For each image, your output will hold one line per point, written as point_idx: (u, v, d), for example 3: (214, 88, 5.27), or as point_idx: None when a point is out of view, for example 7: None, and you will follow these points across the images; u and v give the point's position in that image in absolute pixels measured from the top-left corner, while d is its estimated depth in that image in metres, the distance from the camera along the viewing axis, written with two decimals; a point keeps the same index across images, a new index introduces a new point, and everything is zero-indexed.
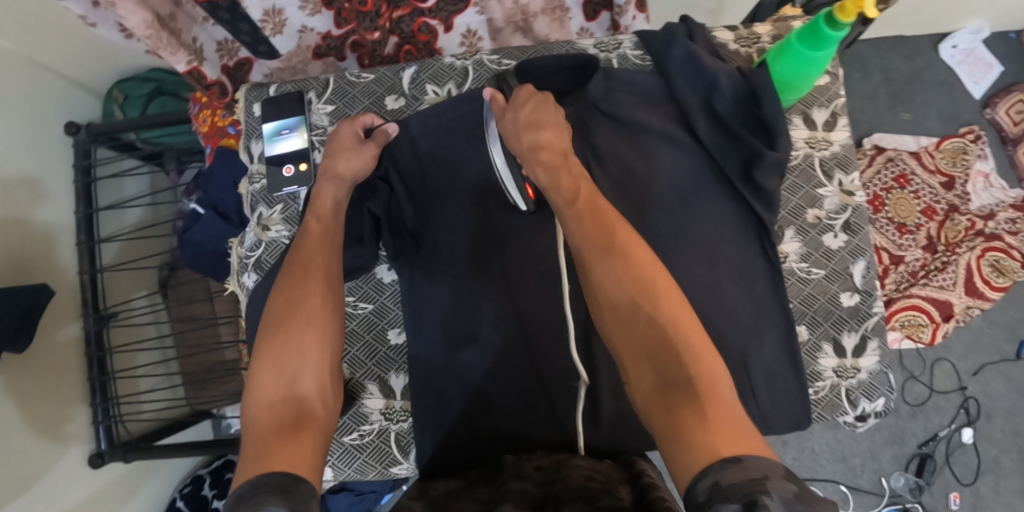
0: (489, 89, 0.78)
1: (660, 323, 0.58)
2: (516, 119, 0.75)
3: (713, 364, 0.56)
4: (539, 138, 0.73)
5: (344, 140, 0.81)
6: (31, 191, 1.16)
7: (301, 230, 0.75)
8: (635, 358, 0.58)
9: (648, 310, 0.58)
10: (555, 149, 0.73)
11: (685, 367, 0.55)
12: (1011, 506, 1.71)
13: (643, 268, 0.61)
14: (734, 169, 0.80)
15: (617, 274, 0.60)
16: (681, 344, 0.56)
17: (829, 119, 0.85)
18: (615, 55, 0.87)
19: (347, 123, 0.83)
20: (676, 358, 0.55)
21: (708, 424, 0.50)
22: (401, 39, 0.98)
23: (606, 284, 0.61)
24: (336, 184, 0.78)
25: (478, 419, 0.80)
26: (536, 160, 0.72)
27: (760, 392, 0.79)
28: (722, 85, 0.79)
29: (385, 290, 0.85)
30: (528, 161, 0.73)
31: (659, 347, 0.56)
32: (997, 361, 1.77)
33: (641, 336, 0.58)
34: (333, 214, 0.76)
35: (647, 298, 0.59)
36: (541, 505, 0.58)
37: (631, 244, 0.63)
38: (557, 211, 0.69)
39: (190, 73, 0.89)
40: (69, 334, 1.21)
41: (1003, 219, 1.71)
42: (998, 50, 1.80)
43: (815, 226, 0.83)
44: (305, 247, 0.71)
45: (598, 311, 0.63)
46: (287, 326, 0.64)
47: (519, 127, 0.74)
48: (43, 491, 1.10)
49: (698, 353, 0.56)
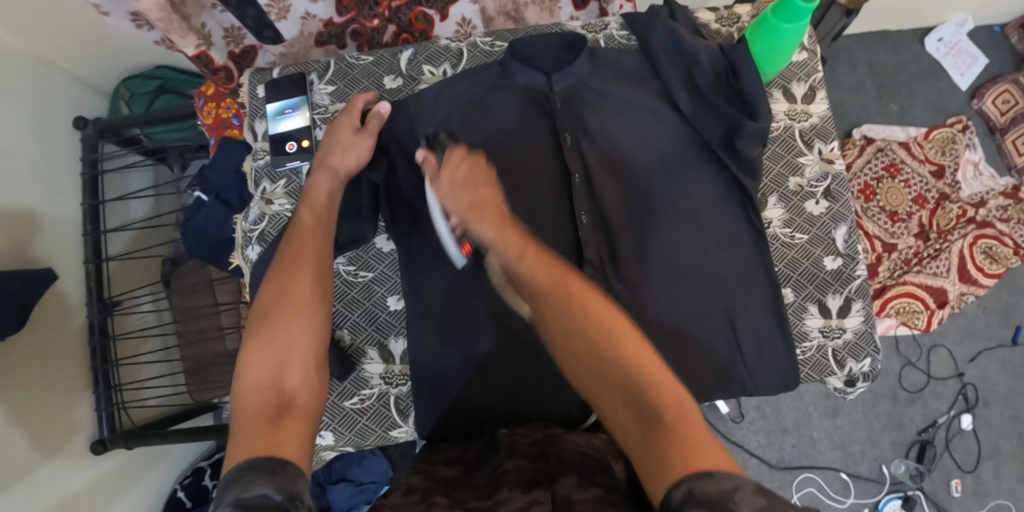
0: (421, 151, 0.73)
1: (625, 359, 0.55)
2: (452, 178, 0.70)
3: (682, 394, 0.53)
4: (477, 194, 0.69)
5: (345, 129, 0.84)
6: (40, 183, 1.20)
7: (294, 221, 0.77)
8: (611, 397, 0.55)
9: (610, 346, 0.56)
10: (495, 206, 0.68)
11: (655, 400, 0.52)
12: (1012, 492, 1.69)
13: (598, 310, 0.59)
14: (716, 138, 0.82)
15: (572, 321, 0.58)
16: (646, 381, 0.53)
17: (807, 92, 0.89)
18: (602, 35, 0.91)
19: (346, 114, 0.84)
20: (642, 397, 0.53)
21: (683, 445, 0.47)
22: (399, 28, 1.05)
23: (568, 330, 0.58)
24: (328, 180, 0.80)
25: (476, 385, 0.83)
26: (480, 219, 0.66)
27: (747, 352, 0.82)
28: (702, 61, 0.83)
29: (385, 259, 0.88)
30: (469, 221, 0.67)
31: (626, 382, 0.54)
32: (993, 347, 1.77)
33: (611, 378, 0.55)
34: (327, 208, 0.78)
35: (606, 340, 0.56)
36: (536, 481, 0.59)
37: (580, 288, 0.60)
38: (506, 268, 0.64)
39: (199, 57, 0.96)
40: (75, 323, 1.24)
41: (993, 206, 1.74)
42: (982, 43, 1.85)
43: (797, 194, 0.86)
44: (297, 240, 0.73)
45: (565, 359, 0.60)
46: (278, 314, 0.64)
47: (456, 187, 0.69)
48: (52, 476, 1.12)
49: (665, 387, 0.53)
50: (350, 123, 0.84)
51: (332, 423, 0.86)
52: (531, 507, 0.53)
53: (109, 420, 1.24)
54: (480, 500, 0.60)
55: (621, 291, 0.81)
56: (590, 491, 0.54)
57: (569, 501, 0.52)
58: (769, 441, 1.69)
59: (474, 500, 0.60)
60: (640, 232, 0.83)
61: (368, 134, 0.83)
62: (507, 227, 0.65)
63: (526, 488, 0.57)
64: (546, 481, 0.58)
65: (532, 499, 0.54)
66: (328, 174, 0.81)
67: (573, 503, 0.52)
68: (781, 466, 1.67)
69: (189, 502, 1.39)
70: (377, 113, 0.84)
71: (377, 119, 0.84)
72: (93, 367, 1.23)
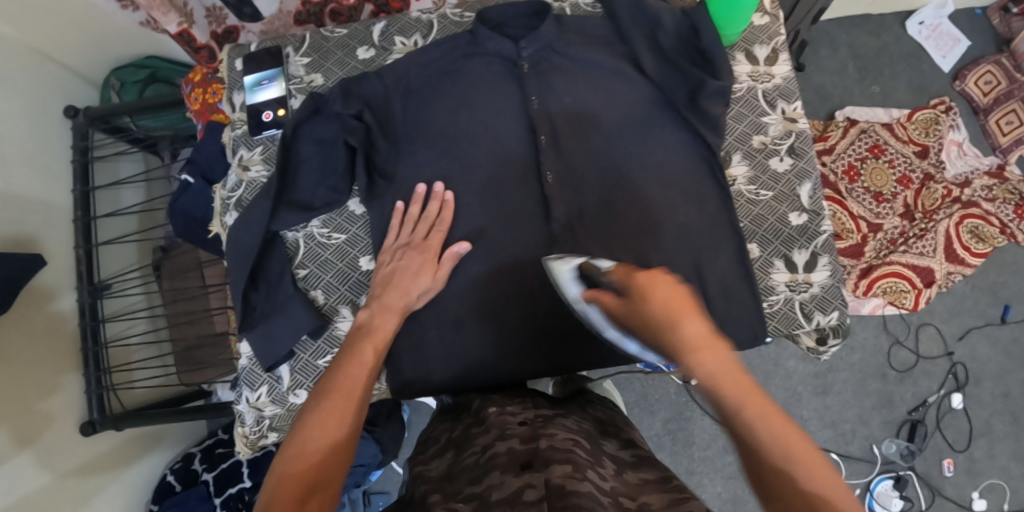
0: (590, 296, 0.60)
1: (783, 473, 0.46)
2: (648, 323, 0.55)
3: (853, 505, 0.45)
4: (668, 309, 0.55)
5: (421, 272, 0.77)
6: (32, 168, 1.23)
7: (349, 345, 0.69)
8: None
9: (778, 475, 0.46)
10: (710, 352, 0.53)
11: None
12: (1006, 471, 1.66)
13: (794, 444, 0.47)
14: (681, 98, 0.84)
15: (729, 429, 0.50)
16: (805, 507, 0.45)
17: (770, 54, 0.92)
18: (568, 4, 0.93)
19: (416, 254, 0.79)
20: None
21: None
22: (376, 7, 1.10)
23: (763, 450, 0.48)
24: (395, 317, 0.74)
25: (449, 343, 0.83)
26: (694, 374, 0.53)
27: (716, 304, 0.83)
28: (665, 23, 0.84)
29: (358, 221, 0.88)
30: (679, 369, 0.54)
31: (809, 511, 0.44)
32: (983, 325, 1.74)
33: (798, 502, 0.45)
34: (386, 342, 0.70)
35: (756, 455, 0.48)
36: (528, 464, 0.56)
37: (744, 396, 0.50)
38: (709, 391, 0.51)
39: (181, 35, 1.02)
40: (64, 304, 1.26)
41: (978, 186, 1.74)
42: (963, 26, 1.86)
43: (761, 151, 0.89)
44: (349, 375, 0.63)
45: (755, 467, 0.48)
46: (332, 397, 0.60)
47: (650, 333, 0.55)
48: (43, 449, 1.14)
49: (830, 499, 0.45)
50: (426, 263, 0.78)
51: (306, 382, 0.86)
52: (524, 491, 0.51)
53: (98, 402, 1.26)
54: (472, 485, 0.57)
55: (591, 247, 0.83)
56: (583, 486, 0.51)
57: (564, 490, 0.49)
58: None
59: (466, 487, 0.57)
60: (609, 189, 0.85)
61: (443, 278, 0.79)
62: (709, 346, 0.52)
63: (519, 471, 0.55)
64: (539, 463, 0.55)
65: (525, 485, 0.51)
66: (393, 313, 0.73)
67: (569, 495, 0.49)
68: None
69: (179, 486, 1.39)
70: (454, 253, 0.79)
71: (451, 257, 0.79)
72: (83, 349, 1.26)
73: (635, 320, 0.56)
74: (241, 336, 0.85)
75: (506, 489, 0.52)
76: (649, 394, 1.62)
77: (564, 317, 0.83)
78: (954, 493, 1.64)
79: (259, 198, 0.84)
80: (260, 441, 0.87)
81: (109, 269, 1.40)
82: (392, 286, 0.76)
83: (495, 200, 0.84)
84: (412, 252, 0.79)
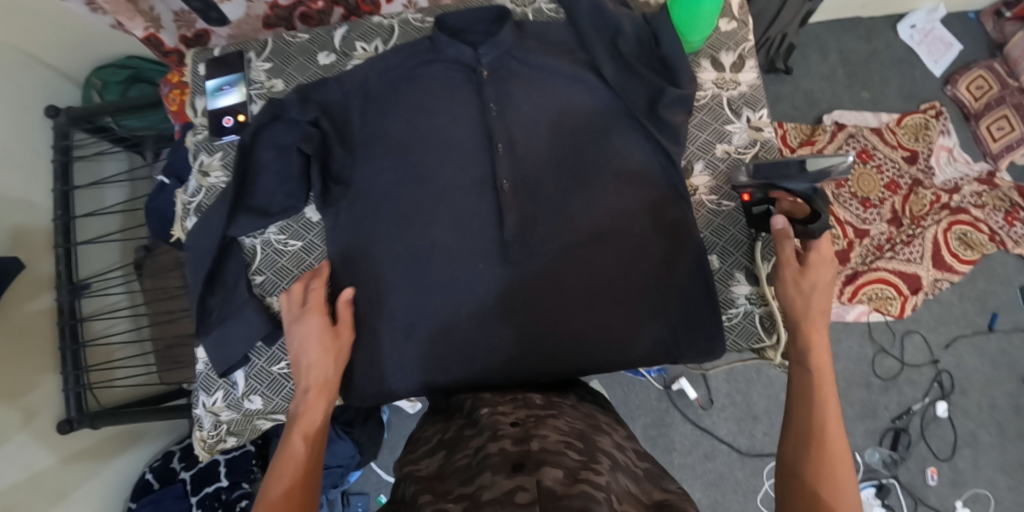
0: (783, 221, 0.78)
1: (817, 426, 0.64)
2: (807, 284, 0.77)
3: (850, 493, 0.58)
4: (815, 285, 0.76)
5: (321, 336, 0.79)
6: (10, 166, 1.22)
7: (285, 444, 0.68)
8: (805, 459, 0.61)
9: (812, 433, 0.63)
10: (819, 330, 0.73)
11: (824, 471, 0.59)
12: (991, 481, 1.62)
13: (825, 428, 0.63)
14: (641, 104, 0.83)
15: (798, 398, 0.68)
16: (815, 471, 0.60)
17: (736, 61, 0.92)
18: (531, 9, 0.94)
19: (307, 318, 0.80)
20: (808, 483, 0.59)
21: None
22: (346, 11, 1.12)
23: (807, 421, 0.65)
24: (322, 398, 0.75)
25: (403, 347, 0.84)
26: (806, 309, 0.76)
27: (672, 313, 0.84)
28: (625, 29, 0.84)
29: (313, 229, 0.89)
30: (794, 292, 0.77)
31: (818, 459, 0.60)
32: (969, 334, 1.70)
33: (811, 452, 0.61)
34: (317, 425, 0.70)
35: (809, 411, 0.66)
36: (520, 465, 0.56)
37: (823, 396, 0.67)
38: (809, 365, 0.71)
39: (149, 39, 1.05)
40: (43, 303, 1.26)
41: (968, 193, 1.70)
42: (955, 30, 1.83)
43: (724, 160, 0.89)
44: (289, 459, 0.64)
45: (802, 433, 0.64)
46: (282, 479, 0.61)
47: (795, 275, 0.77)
48: (15, 450, 1.12)
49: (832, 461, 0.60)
50: (320, 325, 0.79)
51: (261, 388, 0.87)
52: (515, 493, 0.52)
53: (76, 400, 1.26)
54: (462, 485, 0.58)
55: (547, 251, 0.83)
56: (576, 488, 0.52)
57: (556, 494, 0.52)
58: (739, 428, 1.59)
59: (457, 488, 0.58)
60: (568, 195, 0.84)
61: (344, 333, 0.81)
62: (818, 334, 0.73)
63: (510, 472, 0.55)
64: (530, 465, 0.56)
65: (515, 488, 0.52)
66: (319, 394, 0.75)
67: (560, 498, 0.51)
68: (753, 454, 1.58)
69: (157, 484, 1.38)
70: (342, 300, 0.81)
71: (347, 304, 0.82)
72: (62, 347, 1.25)
73: (781, 273, 0.79)
74: (199, 341, 0.86)
75: (497, 489, 0.53)
76: (630, 398, 1.61)
77: (517, 325, 0.83)
78: (937, 502, 1.61)
79: (216, 203, 0.84)
80: (218, 445, 0.89)
81: (89, 268, 1.39)
82: (304, 368, 0.77)
83: (448, 207, 0.84)
84: (300, 324, 0.80)
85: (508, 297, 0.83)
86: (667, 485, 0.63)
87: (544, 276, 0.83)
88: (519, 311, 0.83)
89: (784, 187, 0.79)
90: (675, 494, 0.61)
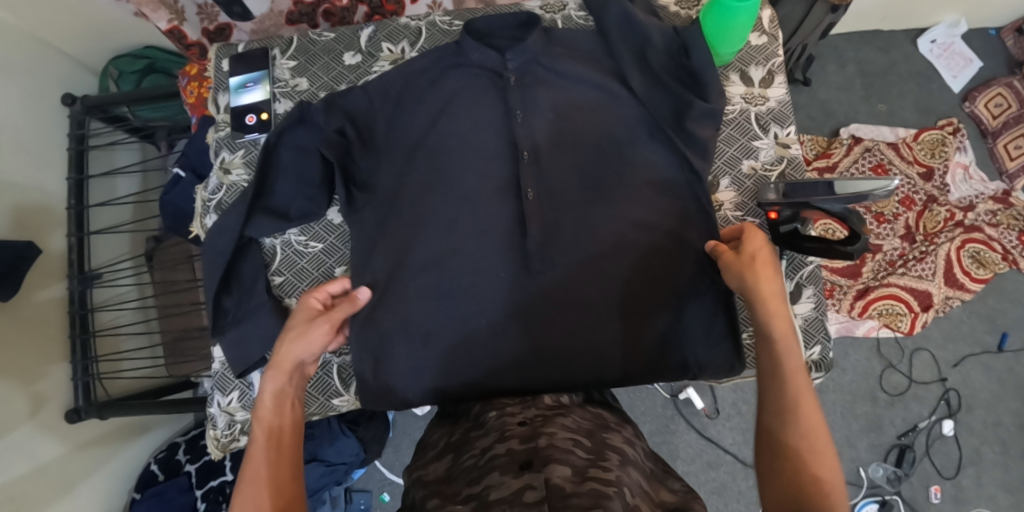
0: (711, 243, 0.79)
1: (802, 439, 0.61)
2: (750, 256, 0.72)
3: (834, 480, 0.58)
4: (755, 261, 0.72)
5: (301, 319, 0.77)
6: (24, 155, 1.21)
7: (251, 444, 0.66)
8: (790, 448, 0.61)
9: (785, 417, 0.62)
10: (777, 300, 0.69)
11: (810, 468, 0.59)
12: (994, 501, 1.59)
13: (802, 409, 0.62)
14: (667, 118, 0.83)
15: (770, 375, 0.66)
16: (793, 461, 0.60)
17: (765, 76, 0.91)
18: (560, 15, 0.95)
19: (307, 304, 0.79)
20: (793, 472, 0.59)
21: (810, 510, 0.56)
22: (370, 9, 1.14)
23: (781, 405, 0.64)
24: (283, 378, 0.71)
25: (416, 352, 0.84)
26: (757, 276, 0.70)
27: (689, 328, 0.84)
28: (654, 41, 0.85)
29: (335, 231, 0.90)
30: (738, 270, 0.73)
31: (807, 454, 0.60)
32: (978, 353, 1.68)
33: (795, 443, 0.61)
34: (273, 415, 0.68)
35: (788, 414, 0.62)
36: (527, 463, 0.56)
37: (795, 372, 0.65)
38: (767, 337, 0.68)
39: (171, 31, 1.06)
40: (53, 293, 1.25)
41: (982, 210, 1.68)
42: (975, 46, 1.81)
43: (750, 177, 0.89)
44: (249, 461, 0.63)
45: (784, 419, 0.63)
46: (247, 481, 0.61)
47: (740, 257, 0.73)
48: (22, 438, 1.12)
49: (830, 486, 0.57)
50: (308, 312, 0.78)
51: None
52: (524, 492, 0.51)
53: (84, 390, 1.25)
54: (470, 487, 0.57)
55: (565, 260, 0.83)
56: (585, 487, 0.52)
57: (565, 492, 0.51)
58: (744, 439, 1.58)
59: (464, 489, 0.57)
60: (588, 206, 0.84)
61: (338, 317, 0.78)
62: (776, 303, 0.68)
63: (518, 471, 0.55)
64: (537, 463, 0.55)
65: (522, 488, 0.51)
66: (280, 373, 0.71)
67: (568, 496, 0.50)
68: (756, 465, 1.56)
69: (162, 475, 1.38)
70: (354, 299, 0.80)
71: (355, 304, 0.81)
72: (71, 337, 1.25)
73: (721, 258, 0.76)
74: (215, 340, 0.86)
75: (505, 489, 0.53)
76: (636, 404, 1.61)
77: (535, 335, 0.83)
78: None
79: (236, 202, 0.84)
80: (231, 444, 0.89)
81: (98, 258, 1.39)
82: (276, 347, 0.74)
83: (469, 213, 0.83)
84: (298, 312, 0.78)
85: (526, 306, 0.82)
86: (673, 484, 0.63)
87: (562, 287, 0.83)
88: (538, 322, 0.83)
89: (818, 206, 0.77)
90: (681, 495, 0.60)
